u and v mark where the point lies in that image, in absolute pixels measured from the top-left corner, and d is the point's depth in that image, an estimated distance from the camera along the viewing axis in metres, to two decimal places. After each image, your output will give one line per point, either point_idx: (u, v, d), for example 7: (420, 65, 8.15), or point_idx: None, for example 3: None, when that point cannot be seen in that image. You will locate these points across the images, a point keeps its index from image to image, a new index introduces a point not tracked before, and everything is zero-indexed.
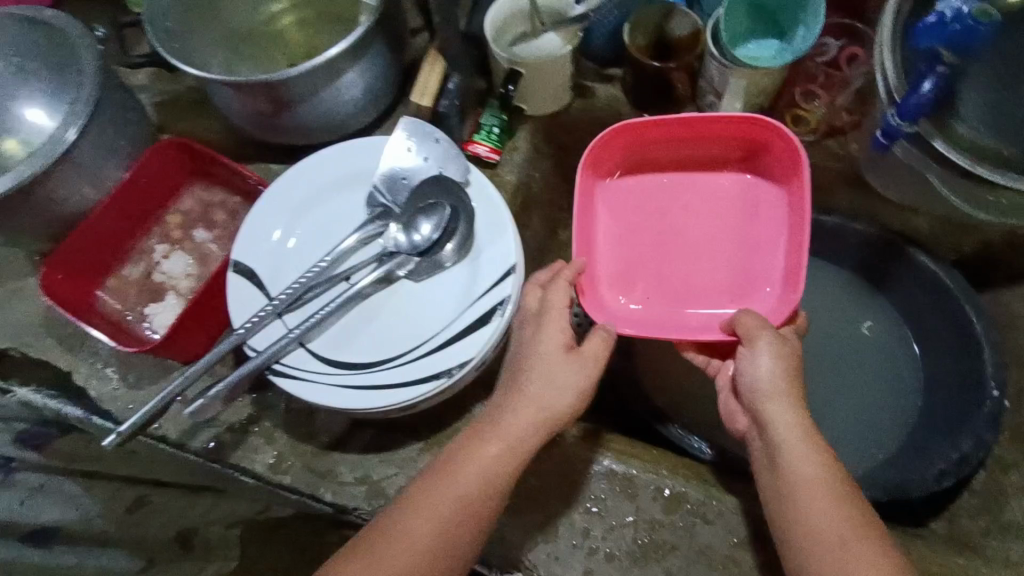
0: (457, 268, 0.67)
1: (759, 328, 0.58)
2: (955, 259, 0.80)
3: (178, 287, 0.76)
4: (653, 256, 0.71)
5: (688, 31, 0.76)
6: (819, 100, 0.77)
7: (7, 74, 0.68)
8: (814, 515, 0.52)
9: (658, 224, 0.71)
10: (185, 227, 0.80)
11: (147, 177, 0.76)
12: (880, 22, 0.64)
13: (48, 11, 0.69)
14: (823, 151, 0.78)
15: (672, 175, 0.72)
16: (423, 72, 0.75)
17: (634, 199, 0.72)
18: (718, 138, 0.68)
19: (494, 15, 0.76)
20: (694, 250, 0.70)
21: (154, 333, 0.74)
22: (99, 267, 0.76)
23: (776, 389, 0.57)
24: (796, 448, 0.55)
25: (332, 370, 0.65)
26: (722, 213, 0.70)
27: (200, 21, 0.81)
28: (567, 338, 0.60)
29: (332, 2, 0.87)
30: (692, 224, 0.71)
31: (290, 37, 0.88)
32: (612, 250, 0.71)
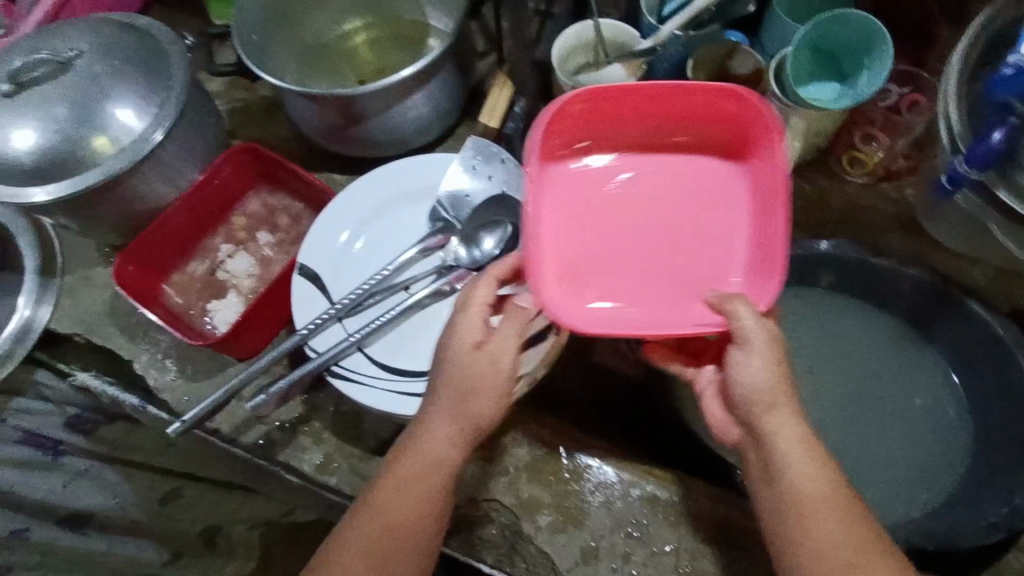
0: None
1: (756, 335, 0.54)
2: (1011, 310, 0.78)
3: (240, 286, 0.79)
4: (613, 250, 0.62)
5: (750, 69, 0.78)
6: (878, 143, 0.78)
7: (95, 71, 0.69)
8: (825, 532, 0.52)
9: (616, 213, 0.63)
10: (249, 229, 0.83)
11: (220, 180, 0.80)
12: (947, 73, 0.66)
13: (144, 21, 0.74)
14: (879, 194, 0.80)
15: (629, 158, 0.63)
16: (493, 94, 0.79)
17: (586, 186, 0.63)
18: (641, 106, 0.59)
19: (560, 43, 0.79)
20: (666, 242, 0.62)
21: (215, 328, 0.77)
22: (167, 262, 0.79)
23: (774, 400, 0.55)
24: (798, 458, 0.54)
25: (388, 376, 0.67)
26: (693, 201, 0.62)
27: (280, 35, 0.85)
28: (478, 335, 0.58)
29: (403, 22, 0.91)
30: (661, 220, 0.62)
31: (361, 54, 0.91)
32: (567, 243, 0.62)
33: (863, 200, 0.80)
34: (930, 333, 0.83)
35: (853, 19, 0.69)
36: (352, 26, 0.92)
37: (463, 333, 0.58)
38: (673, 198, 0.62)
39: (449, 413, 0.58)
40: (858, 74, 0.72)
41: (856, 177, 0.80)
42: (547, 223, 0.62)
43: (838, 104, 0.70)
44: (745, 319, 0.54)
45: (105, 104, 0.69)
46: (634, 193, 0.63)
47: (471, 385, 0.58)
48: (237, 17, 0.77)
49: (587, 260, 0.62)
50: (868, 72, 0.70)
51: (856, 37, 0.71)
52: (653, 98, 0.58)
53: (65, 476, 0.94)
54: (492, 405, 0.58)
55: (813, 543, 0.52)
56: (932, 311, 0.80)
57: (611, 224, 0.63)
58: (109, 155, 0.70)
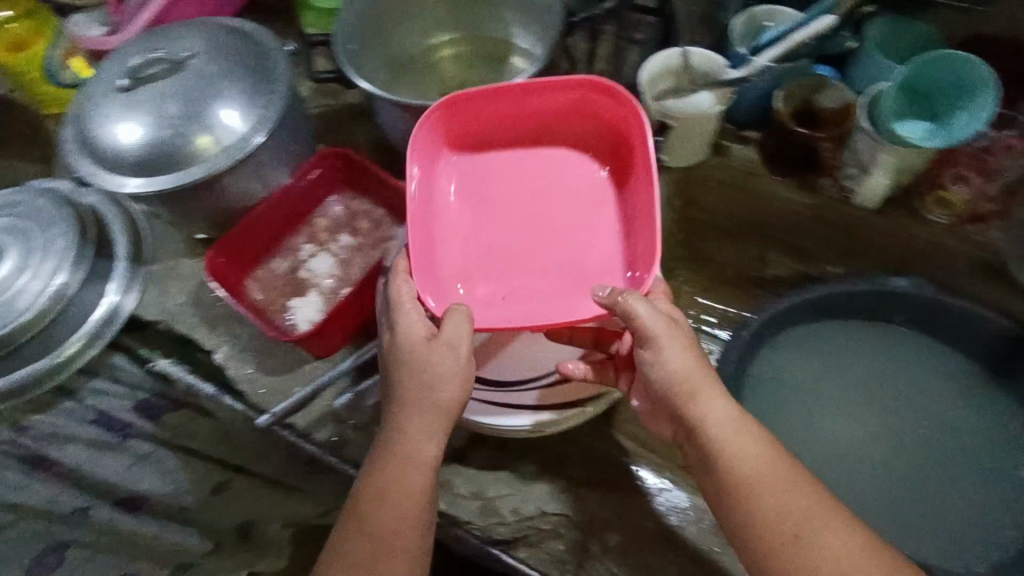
0: None
1: (658, 325, 0.59)
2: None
3: (321, 286, 0.81)
4: (504, 246, 0.71)
5: (838, 103, 0.77)
6: (970, 185, 0.76)
7: (204, 72, 0.73)
8: (772, 504, 0.54)
9: (517, 214, 0.72)
10: (331, 231, 0.85)
11: (309, 182, 0.82)
12: None
13: (249, 25, 0.78)
14: (965, 238, 0.78)
15: (513, 162, 0.74)
16: None
17: (485, 187, 0.73)
18: (548, 124, 0.73)
19: (648, 70, 0.79)
20: (547, 241, 0.71)
21: (295, 325, 0.78)
22: (253, 258, 0.82)
23: (694, 383, 0.59)
24: (731, 434, 0.57)
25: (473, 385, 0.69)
26: (580, 206, 0.72)
27: (372, 46, 0.88)
28: (426, 329, 0.62)
29: (489, 39, 0.93)
30: (548, 214, 0.72)
31: (445, 69, 0.94)
32: (463, 238, 0.71)
33: (946, 244, 0.79)
34: (1009, 380, 0.81)
35: (953, 61, 0.69)
36: (439, 40, 0.94)
37: (414, 339, 0.61)
38: (534, 194, 0.73)
39: (409, 413, 0.60)
40: (952, 114, 0.72)
41: (942, 218, 0.78)
42: (445, 221, 0.71)
43: (934, 142, 0.70)
44: (641, 312, 0.58)
45: (213, 106, 0.72)
46: (485, 188, 0.73)
47: (423, 382, 0.60)
48: (338, 27, 0.80)
49: (488, 250, 0.71)
50: (964, 114, 0.70)
51: (955, 78, 0.70)
52: (514, 107, 0.71)
53: None
54: (445, 402, 0.60)
55: (763, 518, 0.54)
56: (1013, 358, 0.78)
57: (503, 217, 0.72)
58: (210, 154, 0.72)
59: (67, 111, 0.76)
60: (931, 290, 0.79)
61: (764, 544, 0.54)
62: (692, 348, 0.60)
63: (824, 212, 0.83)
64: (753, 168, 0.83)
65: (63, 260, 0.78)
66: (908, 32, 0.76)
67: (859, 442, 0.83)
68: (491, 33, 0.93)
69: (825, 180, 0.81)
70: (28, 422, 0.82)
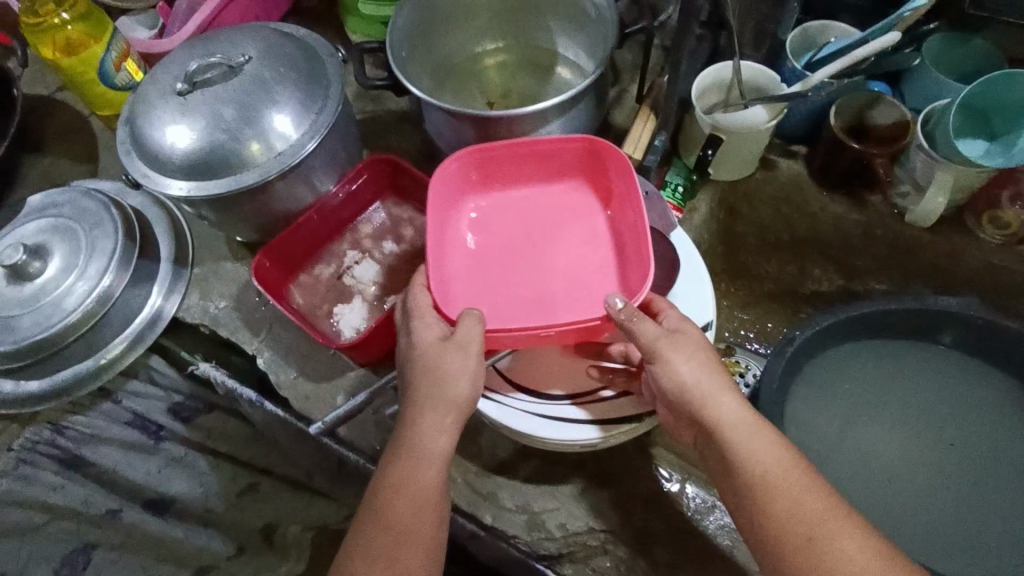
0: None
1: (657, 332, 0.59)
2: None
3: (365, 292, 0.81)
4: (513, 283, 0.71)
5: (891, 121, 0.77)
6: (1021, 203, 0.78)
7: (259, 76, 0.73)
8: (783, 507, 0.51)
9: (526, 254, 0.73)
10: (375, 238, 0.85)
11: (355, 189, 0.83)
12: None
13: (303, 31, 0.79)
14: (1014, 256, 0.77)
15: (527, 207, 0.75)
16: (635, 127, 0.79)
17: (498, 229, 0.74)
18: (560, 169, 0.74)
19: (700, 82, 0.79)
20: (556, 279, 0.71)
21: (340, 331, 0.78)
22: (298, 263, 0.82)
23: (708, 388, 0.57)
24: (747, 437, 0.55)
25: (521, 396, 0.67)
26: (588, 245, 0.72)
27: (419, 53, 0.88)
28: (441, 330, 0.61)
29: (534, 49, 0.93)
30: (548, 256, 0.72)
31: (489, 77, 0.94)
32: (474, 277, 0.72)
33: (997, 262, 0.78)
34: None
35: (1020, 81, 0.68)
36: (485, 49, 0.94)
37: (426, 338, 0.60)
38: (538, 235, 0.73)
39: (417, 412, 0.58)
40: (1012, 134, 0.71)
41: (991, 236, 0.78)
42: (452, 252, 0.72)
43: (994, 161, 0.69)
44: (647, 329, 0.59)
45: (267, 111, 0.72)
46: (498, 229, 0.74)
47: (434, 379, 0.59)
48: (391, 35, 0.79)
49: (486, 286, 0.71)
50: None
51: (1014, 96, 0.70)
52: (528, 158, 0.72)
53: (162, 460, 0.97)
54: (456, 399, 0.58)
55: (774, 521, 0.51)
56: None
57: (504, 255, 0.73)
58: (263, 159, 0.72)
59: (120, 113, 0.76)
60: (983, 312, 0.77)
61: (776, 548, 0.51)
62: (701, 350, 0.59)
63: (874, 231, 0.82)
64: (801, 184, 0.85)
65: (110, 261, 0.78)
66: (964, 51, 0.76)
67: (906, 463, 0.81)
68: (536, 43, 0.93)
69: (875, 197, 0.82)
70: (68, 422, 0.89)
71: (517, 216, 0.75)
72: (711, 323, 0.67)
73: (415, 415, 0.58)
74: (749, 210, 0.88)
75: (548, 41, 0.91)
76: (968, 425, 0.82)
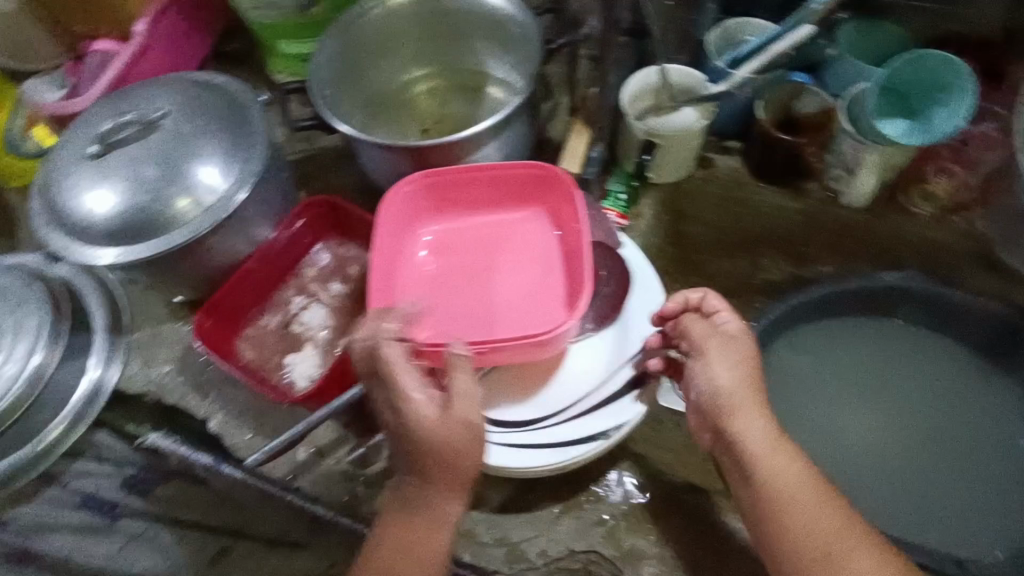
0: (604, 333, 0.68)
1: (705, 332, 0.58)
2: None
3: (316, 338, 0.78)
4: (463, 310, 0.68)
5: (815, 109, 0.79)
6: (949, 176, 0.79)
7: (180, 132, 0.70)
8: (804, 527, 0.50)
9: (477, 280, 0.69)
10: (322, 280, 0.82)
11: (294, 233, 0.80)
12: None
13: (218, 78, 0.76)
14: (948, 228, 0.80)
15: (480, 235, 0.72)
16: (572, 141, 0.79)
17: (449, 256, 0.71)
18: (514, 196, 0.71)
19: (629, 88, 0.80)
20: (506, 305, 0.67)
21: (292, 383, 0.75)
22: (243, 316, 0.79)
23: (742, 401, 0.55)
24: (774, 455, 0.53)
25: (486, 429, 0.65)
26: (539, 270, 0.69)
27: (347, 87, 0.87)
28: (430, 393, 0.55)
29: (463, 72, 0.92)
30: (498, 276, 0.69)
31: (421, 105, 0.93)
32: (425, 304, 0.68)
33: (933, 236, 0.81)
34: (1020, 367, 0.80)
35: (926, 62, 0.71)
36: (414, 76, 0.93)
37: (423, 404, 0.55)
38: (489, 256, 0.70)
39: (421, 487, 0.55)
40: (929, 110, 0.74)
41: (923, 211, 0.81)
42: (400, 275, 0.69)
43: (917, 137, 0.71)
44: (693, 325, 0.59)
45: (190, 164, 0.69)
46: (451, 252, 0.71)
47: (440, 449, 0.54)
48: (313, 70, 0.79)
49: (435, 308, 0.68)
50: (942, 110, 0.72)
51: (926, 75, 0.73)
52: (483, 181, 0.70)
53: None
54: (454, 468, 0.54)
55: (794, 544, 0.50)
56: (1018, 342, 0.78)
57: (454, 278, 0.70)
58: (192, 214, 0.69)
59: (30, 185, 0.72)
60: (925, 282, 0.80)
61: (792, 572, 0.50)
62: (745, 359, 0.57)
63: (814, 217, 0.85)
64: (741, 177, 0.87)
65: (37, 338, 0.72)
66: (876, 35, 0.79)
67: (877, 442, 0.82)
68: (466, 67, 0.92)
69: (812, 184, 0.84)
70: None
71: (469, 243, 0.71)
72: None
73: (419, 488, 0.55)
74: (695, 208, 0.89)
75: (477, 65, 0.91)
76: (931, 396, 0.83)
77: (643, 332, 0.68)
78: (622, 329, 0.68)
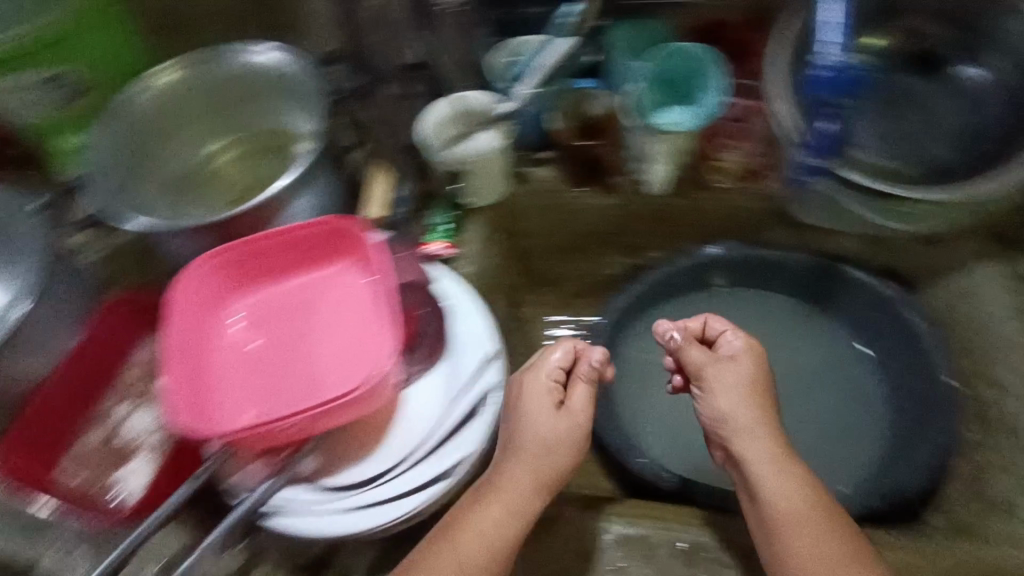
0: (435, 370, 0.69)
1: (704, 358, 0.67)
2: (884, 269, 0.89)
3: (147, 444, 0.72)
4: (282, 378, 0.66)
5: (603, 111, 0.83)
6: (735, 150, 0.83)
7: None
8: (801, 546, 0.58)
9: (294, 345, 0.68)
10: (148, 379, 0.77)
11: (105, 333, 0.75)
12: (769, 79, 0.75)
13: None
14: (751, 195, 0.85)
15: (291, 296, 0.70)
16: (375, 186, 0.81)
17: (261, 324, 0.69)
18: (318, 251, 0.70)
19: (427, 122, 0.79)
20: (325, 364, 0.66)
21: (124, 499, 0.69)
22: (60, 438, 0.72)
23: (744, 425, 0.63)
24: (770, 475, 0.61)
25: (332, 495, 0.64)
26: (354, 322, 0.68)
27: (144, 172, 0.82)
28: (554, 397, 0.64)
29: (267, 132, 0.88)
30: (318, 336, 0.68)
31: (231, 173, 0.88)
32: (239, 381, 0.66)
33: (740, 204, 0.86)
34: (828, 306, 0.92)
35: (679, 51, 0.79)
36: (214, 149, 0.89)
37: (528, 418, 0.63)
38: (306, 318, 0.69)
39: (490, 517, 0.60)
40: (698, 94, 0.80)
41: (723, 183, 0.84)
42: (217, 359, 0.66)
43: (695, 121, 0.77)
44: (695, 358, 0.67)
45: None
46: (266, 323, 0.69)
47: (528, 469, 0.62)
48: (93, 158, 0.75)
49: (257, 385, 0.66)
50: (708, 89, 0.79)
51: (687, 65, 0.80)
52: (281, 246, 0.68)
53: None
54: (530, 490, 0.61)
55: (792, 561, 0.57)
56: (834, 282, 0.88)
57: (274, 349, 0.68)
58: None
59: None
60: (739, 250, 0.89)
61: None
62: (741, 377, 0.65)
63: (633, 208, 0.88)
64: (557, 187, 0.87)
65: None
66: (644, 30, 0.83)
67: None
68: (263, 128, 0.88)
69: (619, 178, 0.86)
70: None
71: (281, 307, 0.70)
72: (493, 353, 0.70)
73: (479, 514, 0.60)
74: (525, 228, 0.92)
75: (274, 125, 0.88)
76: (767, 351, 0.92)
77: (472, 359, 0.70)
78: (452, 365, 0.70)
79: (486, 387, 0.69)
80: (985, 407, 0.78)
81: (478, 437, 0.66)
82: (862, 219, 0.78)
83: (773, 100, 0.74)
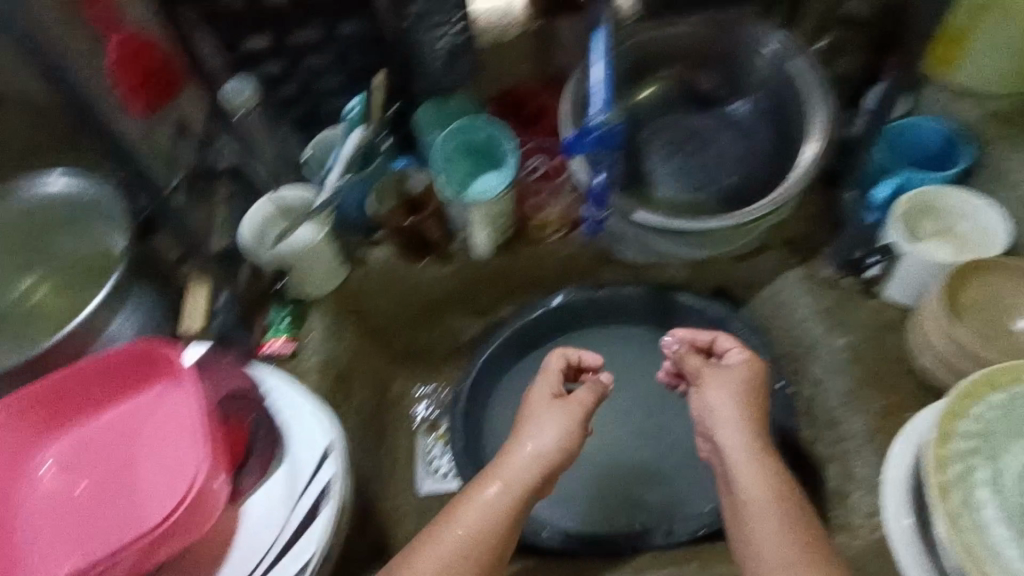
0: (279, 473, 0.94)
1: (699, 365, 0.95)
2: (716, 284, 1.30)
3: None
4: (107, 499, 0.88)
5: (420, 185, 1.12)
6: (548, 205, 1.16)
7: None
8: (754, 546, 0.79)
9: (120, 468, 0.90)
10: None
11: None
12: (565, 98, 0.98)
13: None
14: (565, 241, 1.20)
15: (120, 420, 0.93)
16: (189, 301, 1.04)
17: (90, 462, 0.91)
18: (121, 389, 0.92)
19: (248, 225, 1.05)
20: (123, 491, 0.88)
21: None
22: None
23: (728, 417, 0.88)
24: (750, 475, 0.83)
25: None
26: (170, 439, 0.90)
27: None
28: (553, 391, 0.95)
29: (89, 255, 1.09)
30: (141, 466, 0.90)
31: (45, 305, 1.08)
32: (98, 498, 0.88)
33: (558, 248, 1.21)
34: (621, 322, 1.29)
35: (485, 130, 1.07)
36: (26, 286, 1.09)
37: (536, 415, 0.91)
38: (134, 444, 0.91)
39: (501, 509, 0.84)
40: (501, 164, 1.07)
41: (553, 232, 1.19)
42: (31, 508, 0.88)
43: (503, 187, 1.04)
44: (706, 396, 0.91)
45: None
46: (83, 467, 0.90)
47: (517, 475, 0.86)
48: None
49: (87, 522, 0.87)
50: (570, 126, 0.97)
51: (479, 137, 1.08)
52: (96, 378, 0.90)
53: None
54: (531, 485, 0.85)
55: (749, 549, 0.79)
56: (664, 308, 1.24)
57: (105, 481, 0.90)
58: None
59: None
60: (576, 294, 1.26)
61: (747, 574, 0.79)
62: (728, 381, 0.91)
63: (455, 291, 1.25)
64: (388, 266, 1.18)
65: None
66: (444, 107, 1.16)
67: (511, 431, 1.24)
68: (75, 253, 1.10)
69: (452, 248, 1.19)
70: None
71: (115, 437, 0.92)
72: (330, 449, 0.92)
73: (487, 501, 0.84)
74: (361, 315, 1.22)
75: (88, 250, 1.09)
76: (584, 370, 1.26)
77: (308, 460, 0.93)
78: (288, 471, 0.94)
79: (324, 482, 0.90)
80: (765, 395, 1.01)
81: (319, 541, 0.86)
82: (637, 241, 1.10)
83: (602, 161, 0.96)
